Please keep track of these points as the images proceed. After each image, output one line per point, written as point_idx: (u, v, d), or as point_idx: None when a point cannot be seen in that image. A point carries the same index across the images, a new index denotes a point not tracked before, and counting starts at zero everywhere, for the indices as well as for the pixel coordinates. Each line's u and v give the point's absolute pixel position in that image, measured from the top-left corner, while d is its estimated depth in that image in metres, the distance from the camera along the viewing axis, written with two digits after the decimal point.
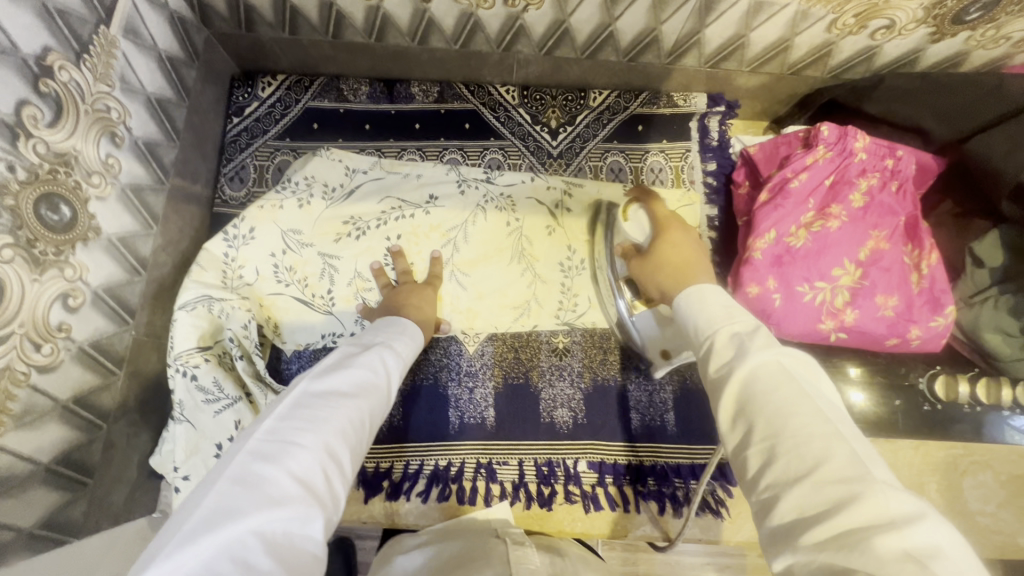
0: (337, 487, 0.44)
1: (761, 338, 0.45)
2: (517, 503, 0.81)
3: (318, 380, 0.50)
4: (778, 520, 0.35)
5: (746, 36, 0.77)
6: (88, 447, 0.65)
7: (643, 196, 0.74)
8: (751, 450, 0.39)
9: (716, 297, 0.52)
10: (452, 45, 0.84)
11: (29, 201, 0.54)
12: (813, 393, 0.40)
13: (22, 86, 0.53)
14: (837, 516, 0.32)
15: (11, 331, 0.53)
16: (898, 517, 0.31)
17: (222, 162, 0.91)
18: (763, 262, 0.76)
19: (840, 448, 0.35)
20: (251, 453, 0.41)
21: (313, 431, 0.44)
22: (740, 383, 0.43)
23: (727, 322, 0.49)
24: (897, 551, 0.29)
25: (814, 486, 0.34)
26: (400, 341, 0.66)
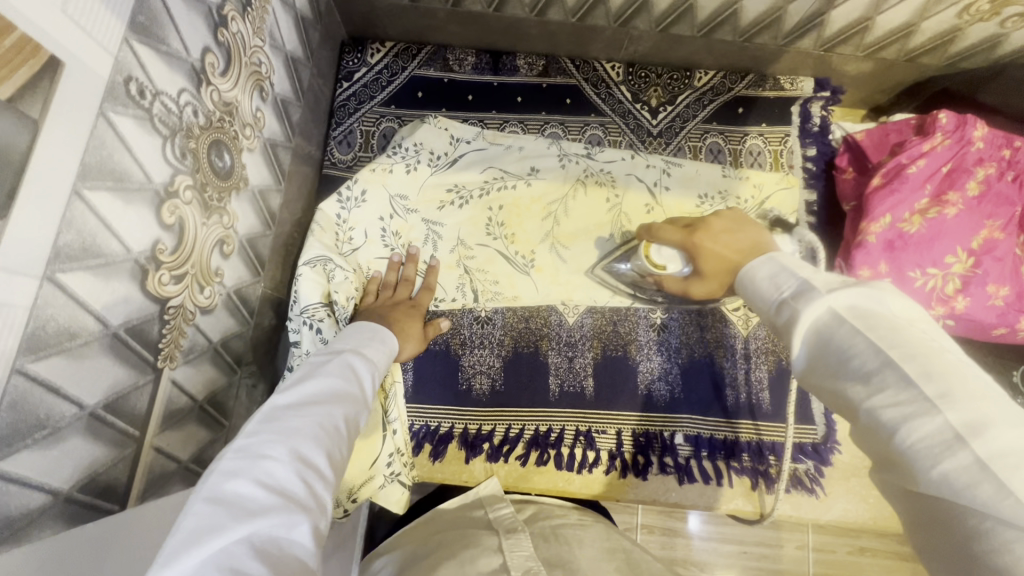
0: (319, 489, 0.45)
1: (816, 289, 0.43)
2: (612, 471, 0.83)
3: (287, 394, 0.52)
4: (868, 444, 0.37)
5: (872, 19, 0.78)
6: (225, 390, 0.68)
7: (653, 232, 0.71)
8: (823, 392, 0.41)
9: (767, 268, 0.49)
10: (570, 18, 0.85)
11: (206, 146, 0.56)
12: (870, 322, 0.38)
13: (207, 34, 0.54)
14: (903, 444, 0.34)
15: (186, 271, 0.55)
16: (966, 435, 0.31)
17: (331, 126, 0.92)
18: (876, 246, 0.77)
19: (897, 380, 0.35)
20: (225, 472, 0.43)
21: (285, 442, 0.46)
22: (805, 337, 0.42)
23: (780, 295, 0.46)
24: (971, 473, 0.31)
25: (875, 419, 0.36)
26: (372, 345, 0.67)
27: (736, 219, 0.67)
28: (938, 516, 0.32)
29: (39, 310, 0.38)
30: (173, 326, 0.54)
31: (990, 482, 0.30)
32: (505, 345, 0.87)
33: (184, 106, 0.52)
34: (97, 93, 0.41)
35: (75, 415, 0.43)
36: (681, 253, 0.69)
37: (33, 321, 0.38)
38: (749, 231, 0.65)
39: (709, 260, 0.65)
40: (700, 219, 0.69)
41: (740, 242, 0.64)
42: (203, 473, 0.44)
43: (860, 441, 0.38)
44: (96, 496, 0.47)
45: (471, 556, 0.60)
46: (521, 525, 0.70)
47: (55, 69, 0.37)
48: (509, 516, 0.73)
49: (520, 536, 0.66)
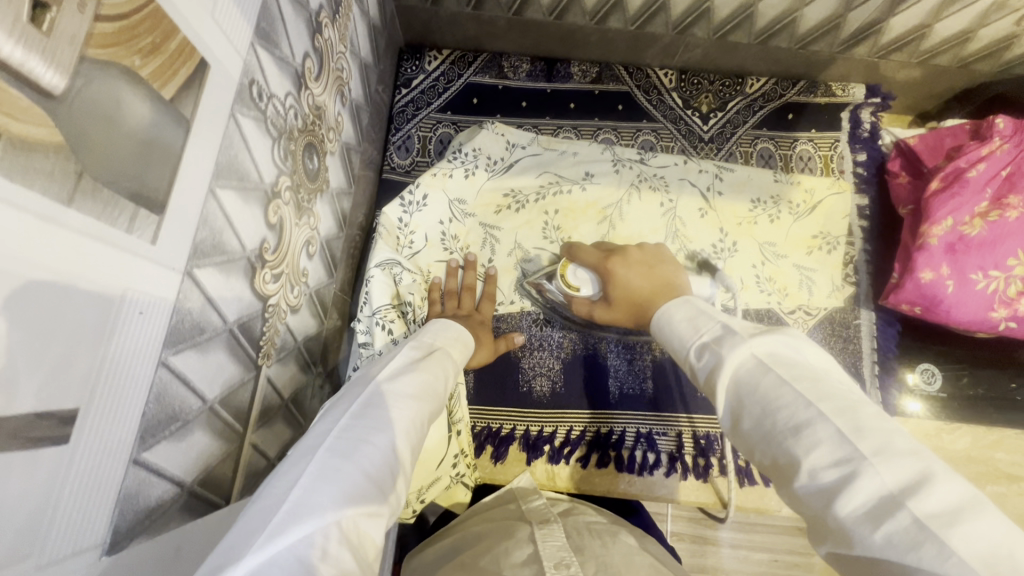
0: (400, 486, 0.46)
1: (733, 337, 0.47)
2: (673, 474, 0.83)
3: (389, 382, 0.52)
4: (804, 510, 0.38)
5: (930, 26, 0.79)
6: (304, 389, 0.68)
7: (572, 252, 0.78)
8: (758, 452, 0.42)
9: (683, 310, 0.56)
10: (629, 26, 0.87)
11: (301, 148, 0.57)
12: (791, 371, 0.42)
13: (307, 39, 0.56)
14: (841, 505, 0.34)
15: (282, 270, 0.56)
16: (903, 495, 0.32)
17: (390, 131, 0.94)
18: (937, 249, 0.78)
19: (830, 437, 0.37)
20: (329, 451, 0.43)
21: (383, 432, 0.46)
22: (730, 383, 0.45)
23: (695, 337, 0.52)
24: (913, 534, 0.31)
25: (813, 480, 0.36)
26: (456, 346, 0.67)
27: (656, 259, 0.75)
28: None
29: (180, 304, 0.39)
30: (270, 323, 0.55)
31: (932, 542, 0.30)
32: (565, 348, 0.87)
33: (289, 109, 0.53)
34: (231, 95, 0.42)
35: (200, 409, 0.44)
36: (594, 276, 0.76)
37: (176, 314, 0.39)
38: (664, 268, 0.74)
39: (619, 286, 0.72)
40: (619, 248, 0.77)
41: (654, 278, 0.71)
42: (304, 447, 0.45)
43: (795, 507, 0.39)
44: (210, 491, 0.47)
45: (505, 548, 0.57)
46: (553, 517, 0.66)
47: (204, 72, 0.38)
48: (543, 506, 0.70)
49: (554, 527, 0.63)
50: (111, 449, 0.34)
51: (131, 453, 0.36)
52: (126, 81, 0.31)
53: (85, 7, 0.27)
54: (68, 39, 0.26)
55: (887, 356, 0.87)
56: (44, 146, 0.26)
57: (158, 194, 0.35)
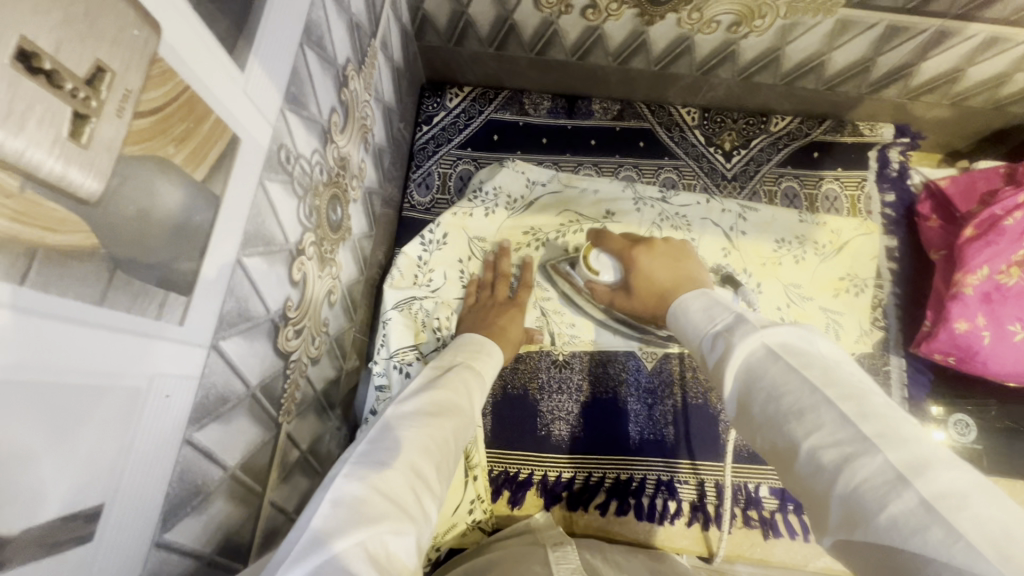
0: (426, 502, 0.44)
1: (744, 327, 0.45)
2: (694, 523, 0.81)
3: (404, 408, 0.53)
4: (805, 494, 0.36)
5: (963, 70, 0.78)
6: (321, 436, 0.68)
7: (601, 241, 0.75)
8: (760, 438, 0.40)
9: (699, 302, 0.55)
10: (652, 66, 0.86)
11: (326, 201, 0.57)
12: (800, 359, 0.40)
13: (334, 94, 0.56)
14: (842, 484, 0.33)
15: (304, 324, 0.56)
16: (908, 475, 0.30)
17: (411, 168, 0.95)
18: (972, 298, 0.75)
19: (832, 420, 0.35)
20: (346, 476, 0.43)
21: (400, 451, 0.46)
22: (736, 370, 0.43)
23: (708, 325, 0.51)
24: (919, 516, 0.29)
25: (812, 461, 0.35)
26: (480, 357, 0.66)
27: (678, 251, 0.72)
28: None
29: (205, 379, 0.39)
30: (291, 379, 0.55)
31: (939, 526, 0.28)
32: (584, 391, 0.85)
33: (315, 165, 0.53)
34: (259, 163, 0.42)
35: (220, 478, 0.43)
36: (615, 263, 0.73)
37: (200, 390, 0.39)
38: (688, 264, 0.70)
39: (642, 280, 0.69)
40: (644, 239, 0.74)
41: (673, 271, 0.68)
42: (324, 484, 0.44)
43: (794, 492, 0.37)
44: (228, 556, 0.46)
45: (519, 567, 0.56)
46: (567, 540, 0.67)
47: (234, 148, 0.38)
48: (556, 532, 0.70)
49: (568, 549, 0.63)
50: (133, 536, 0.33)
51: (153, 537, 0.36)
52: (160, 171, 0.31)
53: (123, 111, 0.27)
54: (104, 146, 0.26)
55: (919, 405, 0.84)
56: (80, 253, 0.26)
57: (187, 276, 0.35)
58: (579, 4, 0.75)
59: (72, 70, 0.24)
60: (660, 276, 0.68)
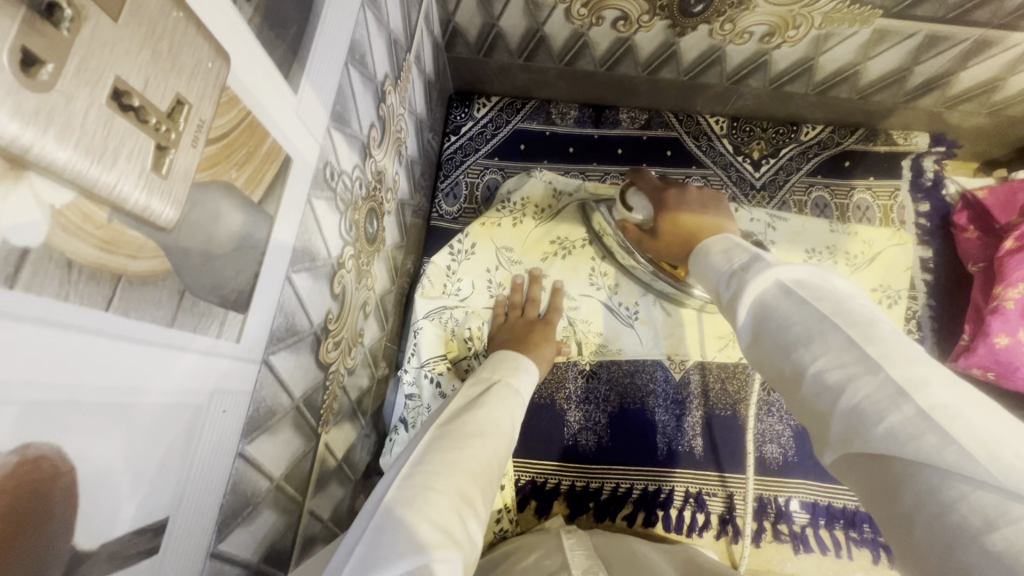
0: (471, 527, 0.44)
1: (759, 265, 0.45)
2: (724, 537, 0.80)
3: (446, 429, 0.54)
4: (809, 415, 0.37)
5: (1004, 79, 0.76)
6: (354, 445, 0.69)
7: (637, 180, 0.77)
8: (770, 365, 0.41)
9: (720, 245, 0.52)
10: (682, 76, 0.86)
11: (364, 214, 0.58)
12: (812, 293, 0.40)
13: (373, 110, 0.57)
14: (844, 399, 0.34)
15: (342, 337, 0.56)
16: (907, 389, 0.32)
17: (439, 178, 0.96)
18: (1015, 312, 0.73)
19: (840, 345, 0.36)
20: (392, 500, 0.44)
21: (445, 476, 0.47)
22: (749, 306, 0.43)
23: (725, 265, 0.49)
24: (915, 425, 0.30)
25: (817, 380, 0.36)
26: (518, 374, 0.66)
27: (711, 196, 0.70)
28: (887, 485, 0.31)
29: (256, 393, 0.40)
30: (330, 389, 0.56)
31: (933, 432, 0.29)
32: (611, 401, 0.85)
33: (355, 179, 0.54)
34: (307, 181, 0.43)
35: (267, 489, 0.44)
36: (648, 202, 0.74)
37: (252, 403, 0.40)
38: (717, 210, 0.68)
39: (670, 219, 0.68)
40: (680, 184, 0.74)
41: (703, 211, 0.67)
42: (369, 507, 0.45)
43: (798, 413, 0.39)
44: (273, 563, 0.48)
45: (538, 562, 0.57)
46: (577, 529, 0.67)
47: (286, 168, 0.39)
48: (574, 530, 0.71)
49: (578, 537, 0.63)
50: (193, 547, 0.34)
51: (209, 547, 0.37)
52: (224, 193, 0.32)
53: (196, 141, 0.28)
54: (181, 175, 0.27)
55: None
56: (153, 277, 0.27)
57: (243, 293, 0.36)
58: (610, 16, 0.75)
59: (156, 105, 0.25)
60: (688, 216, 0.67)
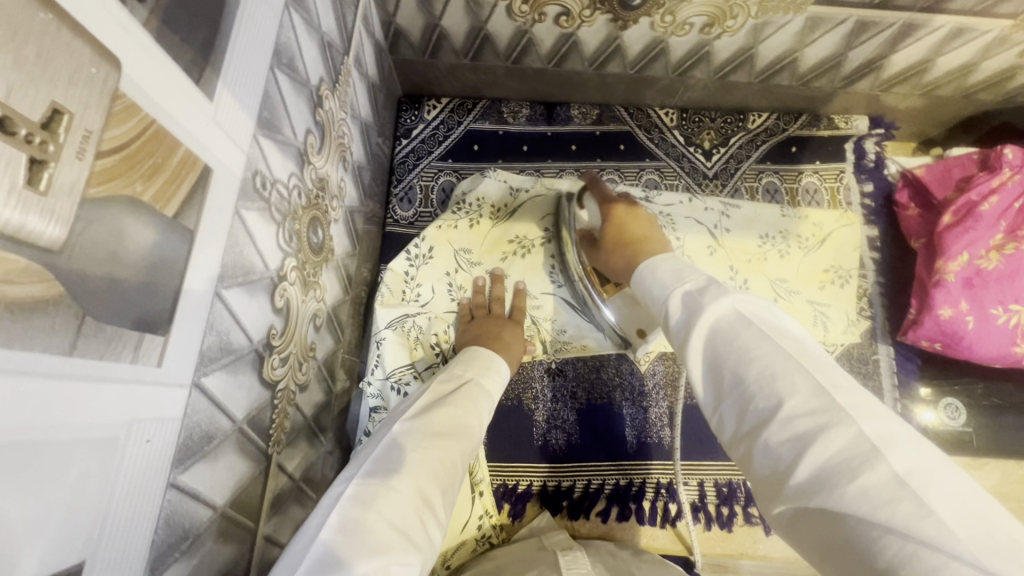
0: (431, 531, 0.44)
1: (713, 290, 0.45)
2: (696, 524, 0.81)
3: (410, 426, 0.52)
4: (762, 464, 0.36)
5: (932, 61, 0.79)
6: (315, 463, 0.67)
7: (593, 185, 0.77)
8: (726, 399, 0.40)
9: (666, 264, 0.53)
10: (628, 70, 0.86)
11: (306, 223, 0.56)
12: (772, 330, 0.41)
13: (308, 116, 0.55)
14: (814, 451, 0.33)
15: (290, 351, 0.54)
16: (883, 447, 0.31)
17: (392, 183, 0.94)
18: (954, 285, 0.76)
19: (807, 390, 0.36)
20: (350, 498, 0.43)
21: (405, 476, 0.46)
22: (702, 330, 0.44)
23: (677, 284, 0.49)
24: (890, 488, 0.30)
25: (785, 423, 0.35)
26: (490, 373, 0.64)
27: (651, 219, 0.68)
28: (845, 550, 0.31)
29: (188, 420, 0.38)
30: (279, 408, 0.53)
31: (911, 500, 0.29)
32: (578, 398, 0.85)
33: (293, 188, 0.52)
34: (233, 192, 0.41)
35: (210, 518, 0.42)
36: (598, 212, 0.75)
37: (184, 429, 0.37)
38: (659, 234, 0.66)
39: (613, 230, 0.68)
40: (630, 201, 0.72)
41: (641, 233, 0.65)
42: (322, 502, 0.45)
43: (748, 461, 0.38)
44: None
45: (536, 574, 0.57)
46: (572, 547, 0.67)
47: (206, 178, 0.37)
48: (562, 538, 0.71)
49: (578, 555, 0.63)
50: None
51: None
52: (129, 209, 0.30)
53: (83, 152, 0.26)
54: (65, 190, 0.25)
55: (908, 391, 0.85)
56: (40, 303, 0.25)
57: (163, 315, 0.34)
58: (552, 11, 0.74)
59: (26, 115, 0.23)
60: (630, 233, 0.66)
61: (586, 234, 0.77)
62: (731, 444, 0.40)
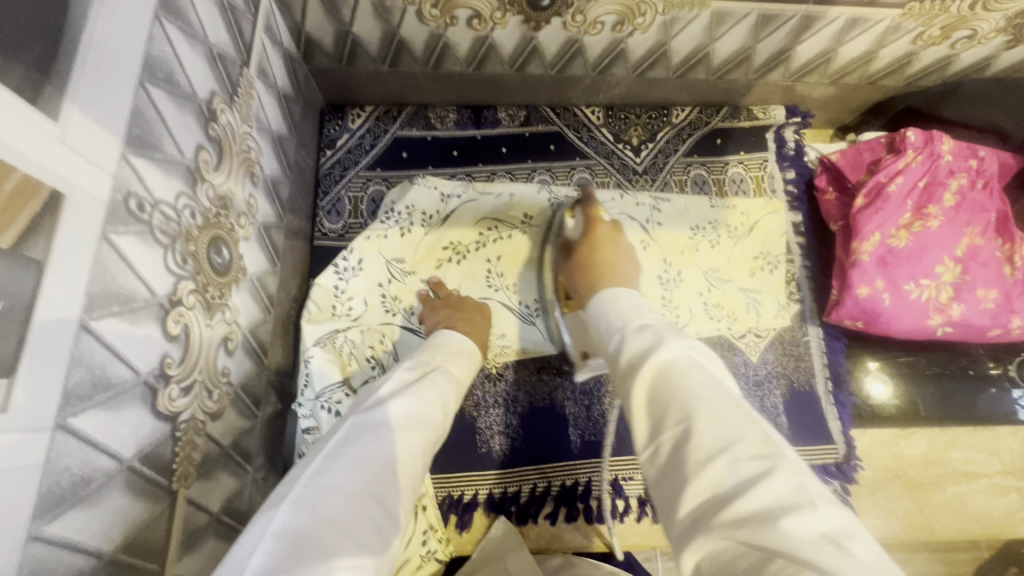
0: (386, 536, 0.42)
1: (673, 333, 0.48)
2: (644, 518, 0.82)
3: (368, 417, 0.49)
4: (697, 496, 0.37)
5: (835, 50, 0.83)
6: (240, 494, 0.64)
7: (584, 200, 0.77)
8: (665, 431, 0.42)
9: (629, 298, 0.56)
10: (549, 70, 0.86)
11: (205, 244, 0.53)
12: (720, 381, 0.44)
13: (199, 132, 0.52)
14: (750, 493, 0.35)
15: (194, 380, 0.51)
16: (813, 501, 0.34)
17: (319, 196, 0.91)
18: (870, 264, 0.80)
19: (755, 435, 0.38)
20: (295, 503, 0.40)
21: (359, 475, 0.43)
22: (654, 364, 0.45)
23: (635, 318, 0.52)
24: (815, 535, 0.32)
25: (728, 463, 0.37)
26: (458, 362, 0.61)
27: (626, 251, 0.69)
28: None
29: (53, 464, 0.35)
30: (185, 440, 0.50)
31: (834, 546, 0.31)
32: (520, 402, 0.84)
33: (182, 209, 0.49)
34: (98, 218, 0.38)
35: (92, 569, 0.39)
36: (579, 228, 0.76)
37: (48, 476, 0.35)
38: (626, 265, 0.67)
39: (586, 250, 0.70)
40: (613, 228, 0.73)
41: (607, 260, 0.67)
42: (267, 502, 0.41)
43: (676, 498, 0.38)
44: None
45: None
46: None
47: (57, 205, 0.35)
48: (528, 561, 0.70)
49: None
50: None
51: None
52: None
53: None
54: None
55: (839, 369, 0.87)
56: None
57: (6, 355, 0.31)
58: (463, 15, 0.74)
59: None
60: (596, 257, 0.68)
61: (565, 245, 0.78)
62: (660, 485, 0.41)
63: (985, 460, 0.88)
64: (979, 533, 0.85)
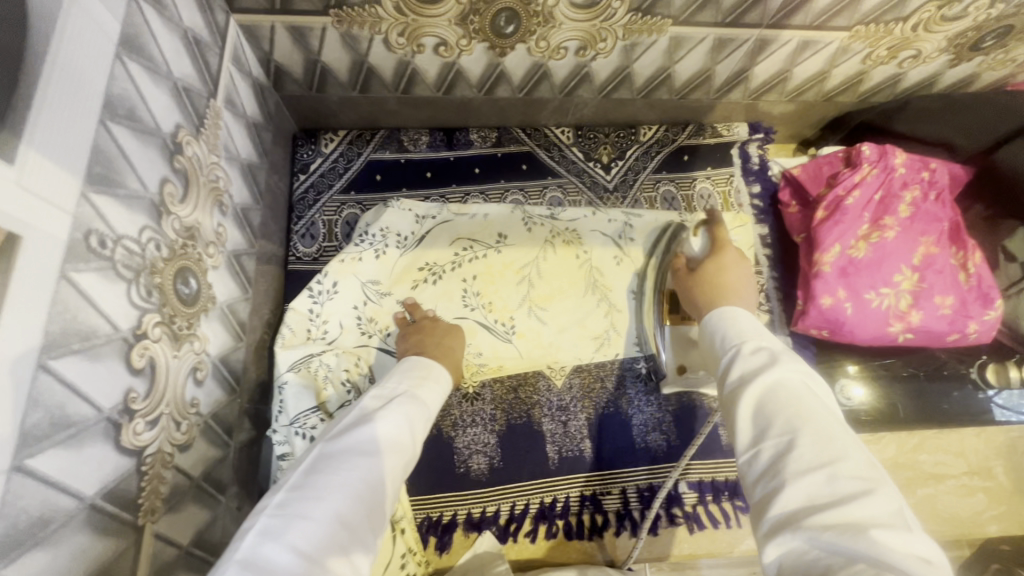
0: (353, 559, 0.42)
1: (790, 356, 0.47)
2: (622, 531, 0.83)
3: (337, 443, 0.49)
4: (790, 501, 0.37)
5: (790, 71, 0.86)
6: (212, 525, 0.63)
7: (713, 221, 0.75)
8: (766, 440, 0.42)
9: (745, 319, 0.54)
10: (518, 93, 0.89)
11: (171, 276, 0.53)
12: (831, 409, 0.43)
13: (163, 166, 0.53)
14: (849, 507, 0.35)
15: (160, 414, 0.51)
16: (906, 526, 0.34)
17: (292, 220, 0.91)
18: (831, 275, 0.82)
19: (863, 460, 0.38)
20: (262, 532, 0.41)
21: (325, 500, 0.43)
22: (763, 381, 0.45)
23: (753, 338, 0.50)
24: (908, 555, 0.32)
25: (829, 477, 0.37)
26: (427, 386, 0.61)
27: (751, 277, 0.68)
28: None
29: (9, 507, 0.35)
30: (152, 474, 0.50)
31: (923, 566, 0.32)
32: (497, 420, 0.84)
33: (147, 243, 0.50)
34: (57, 256, 0.39)
35: None
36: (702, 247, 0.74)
37: (4, 520, 0.35)
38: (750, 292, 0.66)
39: (713, 269, 0.68)
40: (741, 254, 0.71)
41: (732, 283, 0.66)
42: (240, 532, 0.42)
43: (766, 499, 0.39)
44: None
45: None
46: None
47: (13, 247, 0.35)
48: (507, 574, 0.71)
49: None
50: None
51: None
52: None
53: None
54: None
55: None
56: None
57: None
58: (429, 43, 0.76)
59: None
60: (717, 278, 0.67)
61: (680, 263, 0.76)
62: (753, 488, 0.41)
63: (952, 461, 0.90)
64: (950, 534, 0.87)
